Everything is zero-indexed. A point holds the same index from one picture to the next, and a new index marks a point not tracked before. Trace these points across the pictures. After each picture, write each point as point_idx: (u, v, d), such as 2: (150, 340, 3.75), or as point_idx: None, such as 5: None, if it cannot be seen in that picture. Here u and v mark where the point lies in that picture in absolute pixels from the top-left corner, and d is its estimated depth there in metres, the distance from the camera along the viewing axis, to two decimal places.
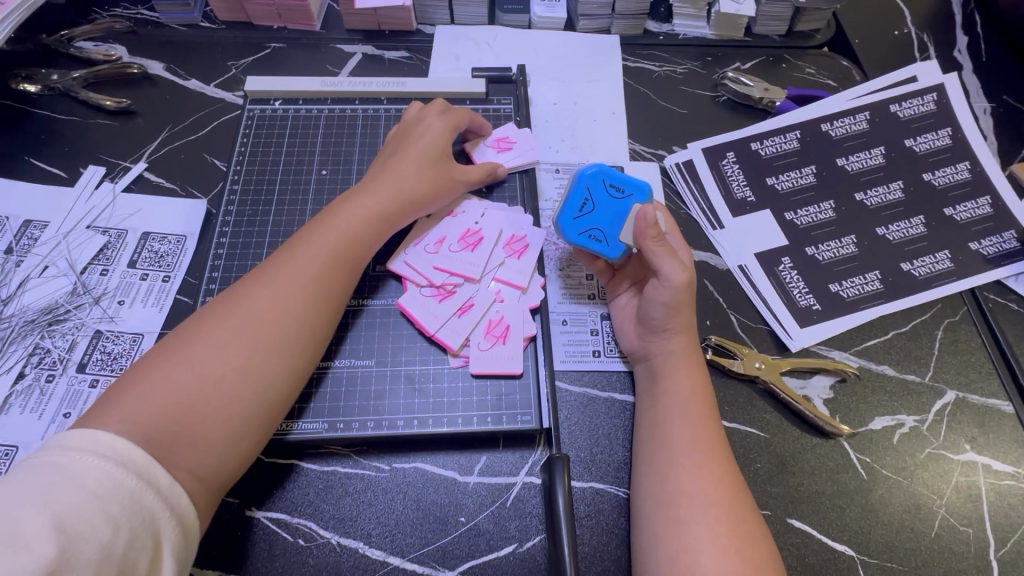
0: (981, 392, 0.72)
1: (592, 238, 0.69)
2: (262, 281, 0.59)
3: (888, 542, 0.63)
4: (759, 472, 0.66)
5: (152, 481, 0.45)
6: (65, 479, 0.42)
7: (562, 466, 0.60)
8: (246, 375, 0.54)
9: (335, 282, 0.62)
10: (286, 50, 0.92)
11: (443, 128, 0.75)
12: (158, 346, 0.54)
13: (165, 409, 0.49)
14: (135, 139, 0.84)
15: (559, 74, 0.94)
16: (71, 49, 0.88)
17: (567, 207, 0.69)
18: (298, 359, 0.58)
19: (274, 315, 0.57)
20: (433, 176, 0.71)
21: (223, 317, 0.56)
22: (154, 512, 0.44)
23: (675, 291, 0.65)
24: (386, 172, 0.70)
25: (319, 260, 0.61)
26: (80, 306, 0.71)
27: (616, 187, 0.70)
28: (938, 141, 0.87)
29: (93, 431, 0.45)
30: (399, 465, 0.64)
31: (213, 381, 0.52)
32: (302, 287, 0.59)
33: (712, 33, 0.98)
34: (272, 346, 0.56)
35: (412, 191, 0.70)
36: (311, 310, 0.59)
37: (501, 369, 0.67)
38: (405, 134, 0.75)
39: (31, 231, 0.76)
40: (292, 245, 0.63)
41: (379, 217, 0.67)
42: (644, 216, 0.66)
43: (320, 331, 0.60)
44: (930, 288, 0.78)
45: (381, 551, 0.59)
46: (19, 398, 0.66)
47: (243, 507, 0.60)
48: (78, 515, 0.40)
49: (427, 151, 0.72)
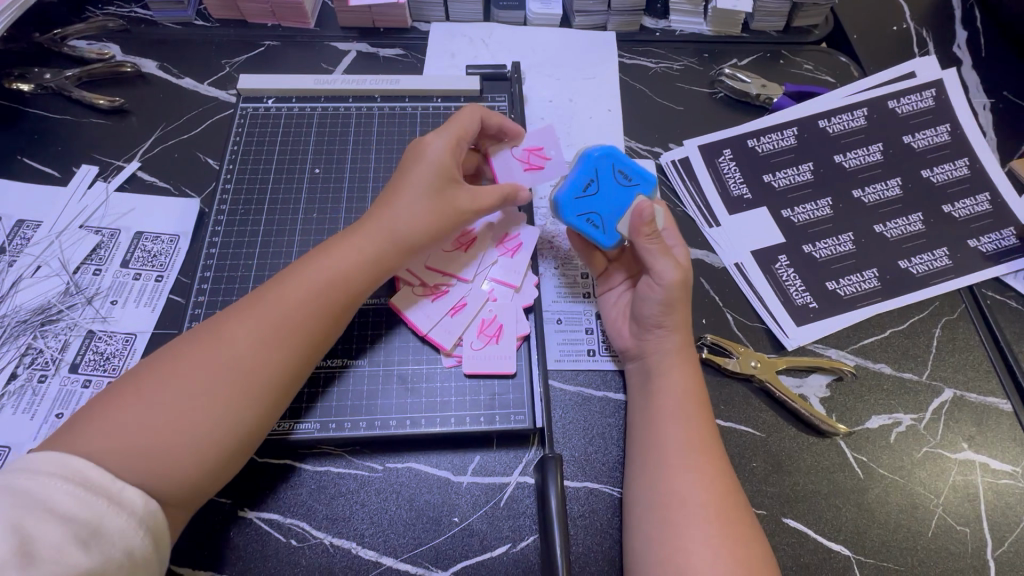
0: (979, 391, 0.71)
1: (588, 221, 0.68)
2: (247, 320, 0.56)
3: (884, 542, 0.63)
4: (755, 472, 0.65)
5: (125, 502, 0.45)
6: (33, 502, 0.42)
7: (555, 465, 0.60)
8: (214, 420, 0.51)
9: (317, 325, 0.58)
10: (280, 48, 0.92)
11: (448, 146, 0.67)
12: (133, 373, 0.53)
13: (127, 446, 0.48)
14: (129, 138, 0.83)
15: (555, 72, 0.93)
16: (64, 47, 0.88)
17: (569, 185, 0.68)
18: (271, 406, 0.55)
19: (250, 358, 0.54)
20: (437, 208, 0.65)
21: (199, 355, 0.54)
22: (127, 533, 0.44)
23: (668, 289, 0.64)
24: (386, 205, 0.65)
25: (303, 298, 0.58)
26: (73, 306, 0.71)
27: (624, 174, 0.69)
28: (937, 138, 0.86)
29: (62, 456, 0.45)
30: (392, 465, 0.63)
31: (179, 424, 0.50)
32: (285, 331, 0.56)
33: (709, 29, 0.97)
34: (247, 394, 0.53)
35: (411, 227, 0.64)
36: (290, 354, 0.56)
37: (494, 369, 0.66)
38: (408, 155, 0.68)
39: (24, 230, 0.76)
40: (282, 279, 0.60)
41: (372, 254, 0.62)
42: (642, 213, 0.65)
43: (297, 376, 0.57)
44: (928, 286, 0.77)
45: (374, 552, 0.59)
46: (11, 398, 0.66)
47: (236, 508, 0.60)
48: (48, 540, 0.41)
49: (430, 178, 0.65)
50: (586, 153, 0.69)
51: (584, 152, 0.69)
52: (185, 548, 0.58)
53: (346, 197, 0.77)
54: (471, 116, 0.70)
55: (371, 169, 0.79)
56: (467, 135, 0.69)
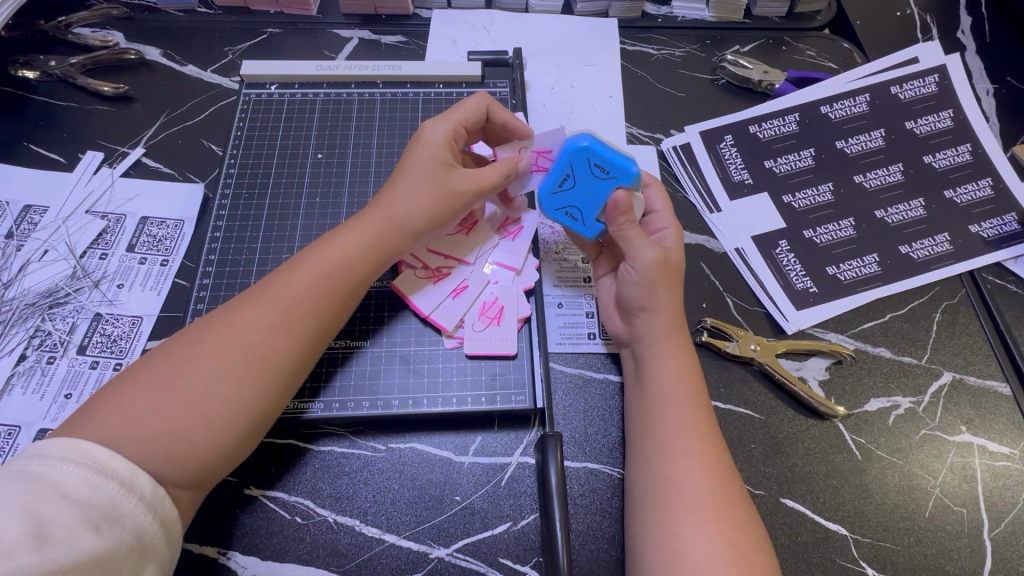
0: (979, 374, 0.72)
1: (568, 215, 0.68)
2: (255, 306, 0.56)
3: (882, 521, 0.64)
4: (753, 453, 0.66)
5: (135, 487, 0.46)
6: (47, 487, 0.43)
7: (555, 443, 0.61)
8: (228, 406, 0.52)
9: (327, 312, 0.59)
10: (283, 36, 0.92)
11: (445, 132, 0.67)
12: (141, 360, 0.54)
13: (141, 432, 0.48)
14: (133, 125, 0.84)
15: (556, 58, 0.93)
16: (69, 35, 0.88)
17: (548, 179, 0.67)
18: (279, 393, 0.56)
19: (262, 345, 0.55)
20: (435, 191, 0.64)
21: (211, 341, 0.54)
22: (136, 516, 0.46)
23: (646, 273, 0.64)
24: (387, 195, 0.65)
25: (313, 287, 0.59)
26: (81, 290, 0.72)
27: (602, 167, 0.65)
28: (940, 123, 0.86)
29: (73, 441, 0.46)
30: (395, 446, 0.64)
31: (193, 409, 0.51)
32: (291, 318, 0.57)
33: (711, 15, 0.97)
34: (256, 380, 0.54)
35: (410, 215, 0.64)
36: (299, 341, 0.57)
37: (495, 350, 0.67)
38: (408, 146, 0.69)
39: (31, 216, 0.77)
40: (288, 267, 0.60)
41: (376, 245, 0.63)
42: (616, 205, 0.64)
43: (306, 362, 0.58)
44: (928, 271, 0.77)
45: (377, 529, 0.60)
46: (20, 379, 0.67)
47: (242, 486, 0.61)
48: (60, 523, 0.42)
49: (428, 164, 0.65)
50: (568, 143, 0.65)
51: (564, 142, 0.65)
52: (195, 525, 0.59)
53: (349, 182, 0.78)
54: (472, 104, 0.70)
55: (373, 154, 0.80)
56: (466, 124, 0.69)
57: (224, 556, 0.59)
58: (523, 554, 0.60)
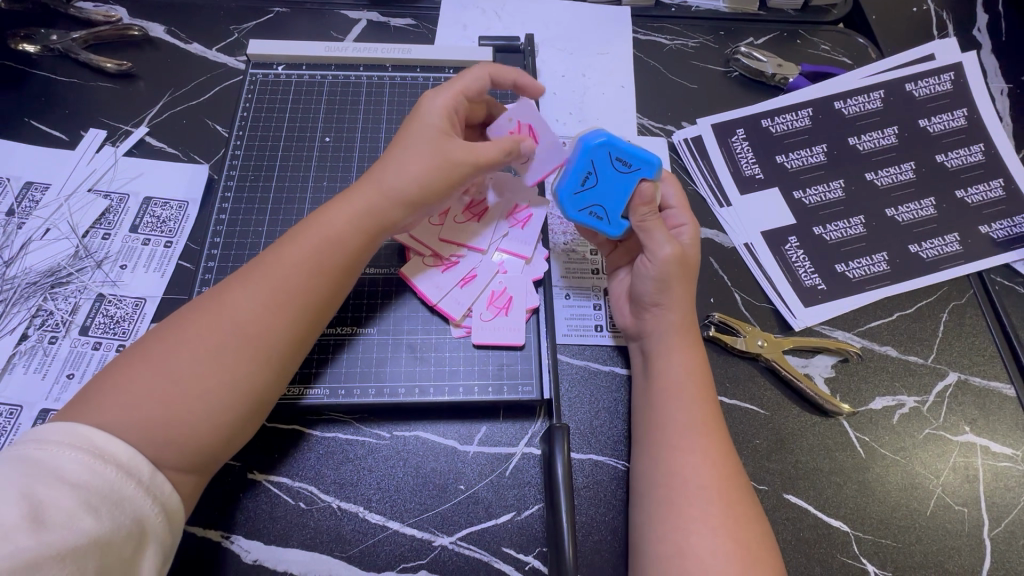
0: (984, 375, 0.72)
1: (592, 214, 0.66)
2: (248, 286, 0.55)
3: (882, 518, 0.64)
4: (758, 448, 0.66)
5: (134, 471, 0.46)
6: (46, 472, 0.43)
7: (562, 435, 0.60)
8: (223, 387, 0.51)
9: (321, 287, 0.58)
10: (290, 16, 0.90)
11: (449, 103, 0.65)
12: (139, 344, 0.53)
13: (140, 416, 0.48)
14: (137, 103, 0.83)
15: (568, 47, 0.92)
16: (71, 9, 0.86)
17: (567, 180, 0.64)
18: (281, 368, 0.55)
19: (255, 323, 0.54)
20: (432, 164, 0.62)
21: (203, 320, 0.53)
22: (137, 501, 0.45)
23: (662, 266, 0.62)
24: (383, 167, 0.63)
25: (306, 262, 0.58)
26: (82, 270, 0.71)
27: (623, 161, 0.63)
28: (953, 122, 0.85)
29: (74, 424, 0.46)
30: (400, 434, 0.64)
31: (190, 389, 0.50)
32: (287, 294, 0.56)
33: (725, 6, 0.96)
34: (256, 359, 0.53)
35: (405, 190, 0.61)
36: (294, 317, 0.56)
37: (503, 340, 0.66)
38: (409, 118, 0.66)
39: (32, 193, 0.76)
40: (281, 244, 0.59)
41: (368, 217, 0.61)
42: (642, 195, 0.64)
43: (306, 338, 0.57)
44: (936, 271, 0.77)
45: (381, 516, 0.60)
46: (22, 358, 0.66)
47: (246, 470, 0.61)
48: (58, 507, 0.41)
49: (428, 133, 0.63)
50: (584, 141, 0.63)
51: (580, 140, 0.63)
52: (198, 510, 0.59)
53: (356, 167, 0.77)
54: (475, 76, 0.68)
55: (381, 139, 0.79)
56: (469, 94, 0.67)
57: (227, 539, 0.59)
58: (527, 544, 0.60)
